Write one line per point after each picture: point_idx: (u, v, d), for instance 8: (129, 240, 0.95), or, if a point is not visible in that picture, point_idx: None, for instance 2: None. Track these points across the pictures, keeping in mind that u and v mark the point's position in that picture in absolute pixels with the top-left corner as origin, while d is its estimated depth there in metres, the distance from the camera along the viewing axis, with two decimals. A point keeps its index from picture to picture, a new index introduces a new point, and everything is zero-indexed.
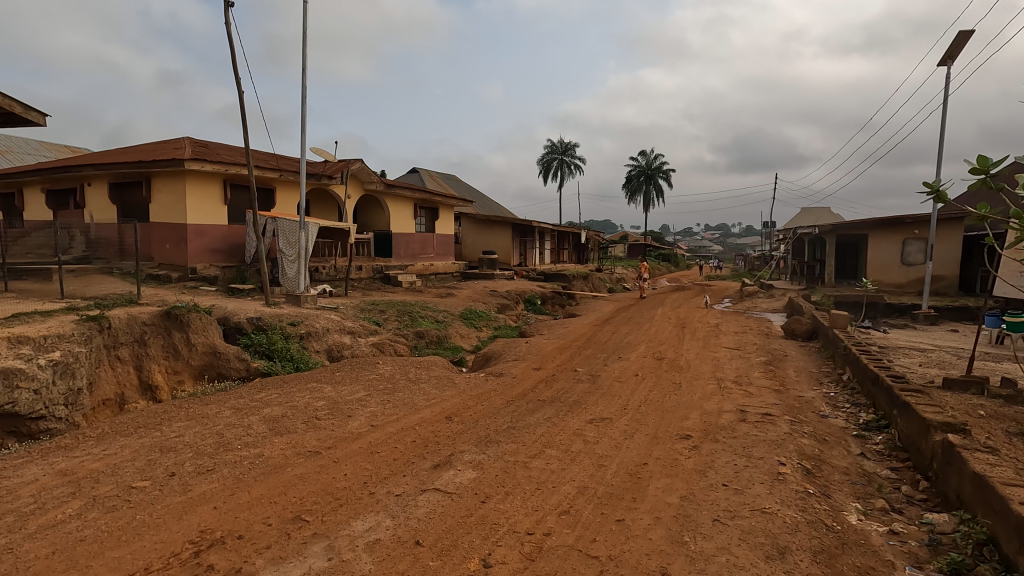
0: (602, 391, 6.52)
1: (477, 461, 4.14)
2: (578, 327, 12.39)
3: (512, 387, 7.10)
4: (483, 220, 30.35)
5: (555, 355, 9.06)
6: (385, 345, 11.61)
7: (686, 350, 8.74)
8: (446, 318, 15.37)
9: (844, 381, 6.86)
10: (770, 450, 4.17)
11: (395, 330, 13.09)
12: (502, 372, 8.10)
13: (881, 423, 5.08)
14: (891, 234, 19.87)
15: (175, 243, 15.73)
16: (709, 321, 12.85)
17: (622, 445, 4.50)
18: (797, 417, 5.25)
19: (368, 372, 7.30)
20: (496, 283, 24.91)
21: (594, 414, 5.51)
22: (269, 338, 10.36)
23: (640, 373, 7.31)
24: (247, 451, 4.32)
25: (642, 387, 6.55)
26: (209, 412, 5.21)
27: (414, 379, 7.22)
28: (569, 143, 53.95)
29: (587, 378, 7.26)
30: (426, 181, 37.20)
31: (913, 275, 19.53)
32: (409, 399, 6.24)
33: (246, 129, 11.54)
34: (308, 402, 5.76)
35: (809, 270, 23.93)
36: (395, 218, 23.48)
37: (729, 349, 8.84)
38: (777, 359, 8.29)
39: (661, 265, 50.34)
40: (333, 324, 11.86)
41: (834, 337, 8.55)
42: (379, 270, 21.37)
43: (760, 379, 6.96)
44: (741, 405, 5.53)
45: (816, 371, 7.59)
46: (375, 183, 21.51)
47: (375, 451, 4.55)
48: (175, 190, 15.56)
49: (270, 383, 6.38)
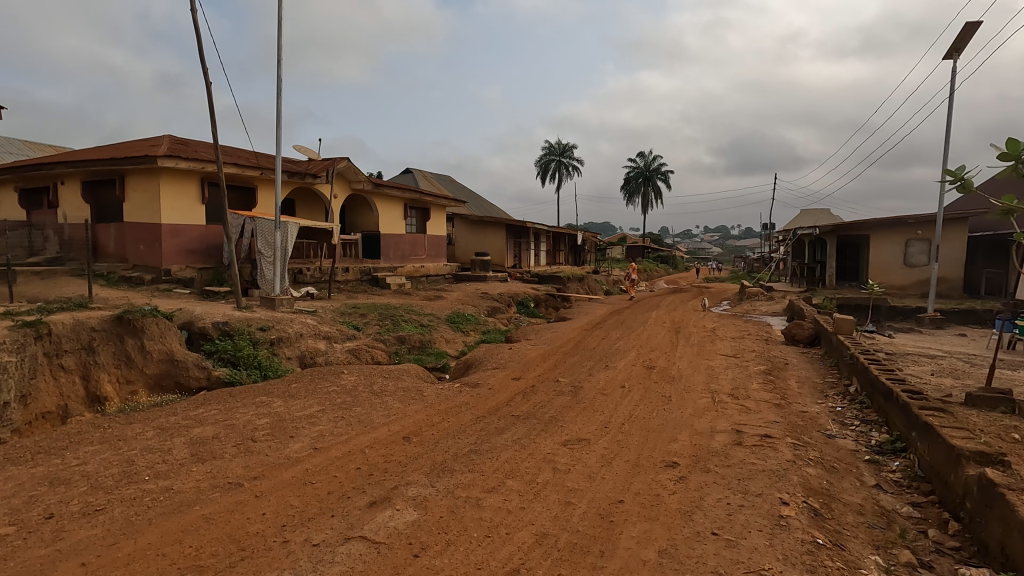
0: (583, 406, 5.88)
1: (422, 497, 3.49)
2: (568, 332, 11.74)
3: (486, 400, 6.45)
4: (476, 221, 29.71)
5: (539, 363, 8.41)
6: (361, 352, 10.95)
7: (679, 358, 8.08)
8: (431, 322, 14.75)
9: (851, 393, 6.21)
10: (769, 484, 3.53)
11: (375, 335, 12.46)
12: (479, 382, 7.45)
13: (897, 447, 4.44)
14: (893, 234, 19.25)
15: (149, 243, 15.09)
16: (705, 326, 12.21)
17: (596, 475, 3.85)
18: (801, 438, 4.60)
19: (329, 383, 6.65)
20: (489, 285, 24.24)
21: (569, 434, 4.86)
22: (235, 344, 9.72)
23: (627, 384, 6.64)
24: (154, 484, 3.67)
25: (627, 402, 5.90)
26: (128, 433, 4.56)
27: (379, 390, 6.57)
28: (568, 144, 53.41)
29: (569, 389, 6.61)
30: (420, 181, 36.53)
31: (915, 277, 19.00)
32: (367, 415, 5.59)
33: (215, 121, 10.91)
34: (249, 419, 5.11)
35: (809, 272, 23.31)
36: (383, 219, 22.83)
37: (725, 357, 8.18)
38: (778, 368, 7.63)
39: (660, 267, 49.67)
40: (308, 328, 11.23)
41: (839, 344, 7.91)
42: (366, 272, 20.73)
43: (759, 392, 6.30)
44: (737, 424, 4.88)
45: (821, 382, 6.93)
46: (363, 182, 20.87)
47: (309, 481, 3.90)
48: (149, 188, 14.91)
49: (213, 398, 5.73)
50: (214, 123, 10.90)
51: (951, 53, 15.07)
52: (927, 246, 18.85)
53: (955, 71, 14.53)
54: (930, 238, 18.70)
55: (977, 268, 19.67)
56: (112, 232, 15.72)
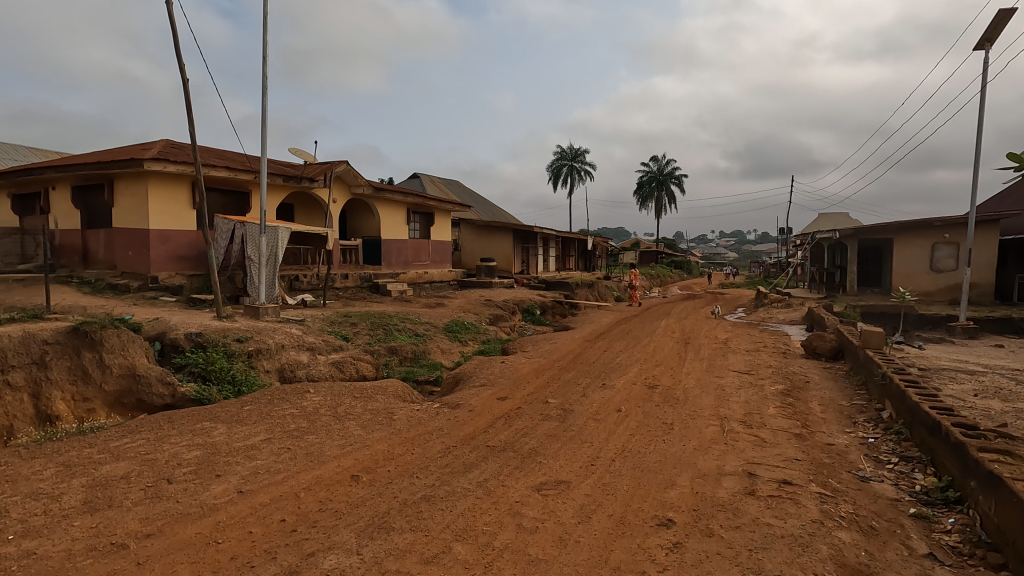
0: (570, 435, 5.08)
1: (339, 571, 2.73)
2: (569, 343, 10.94)
3: (462, 426, 5.67)
4: (482, 226, 29.06)
5: (530, 380, 7.64)
6: (346, 363, 10.27)
7: (686, 376, 7.23)
8: (427, 331, 14.05)
9: (884, 422, 5.32)
10: (788, 559, 2.72)
11: (364, 346, 11.80)
12: (460, 402, 6.68)
13: (950, 497, 3.58)
14: (919, 237, 18.15)
15: (137, 249, 14.59)
16: (717, 336, 11.36)
17: (568, 538, 3.06)
18: (828, 483, 3.76)
19: (287, 405, 5.92)
20: (494, 291, 23.55)
21: (546, 474, 4.07)
22: (208, 357, 9.09)
23: (624, 408, 5.81)
24: (17, 547, 2.96)
25: (621, 431, 5.08)
26: (24, 472, 3.89)
27: (343, 413, 5.82)
28: (580, 149, 52.72)
29: (556, 414, 5.80)
30: (427, 186, 35.98)
31: (942, 283, 17.88)
32: (318, 446, 4.84)
33: (194, 120, 10.35)
34: (175, 452, 4.40)
35: (828, 277, 22.20)
36: (385, 224, 22.21)
37: (738, 374, 7.31)
38: (798, 387, 6.74)
39: (673, 273, 48.63)
40: (291, 339, 10.62)
41: (867, 359, 7.00)
42: (367, 278, 20.17)
43: (776, 417, 5.44)
44: (751, 464, 4.04)
45: (847, 406, 6.05)
46: (363, 185, 20.29)
47: (214, 541, 3.16)
48: (137, 193, 14.43)
49: (146, 425, 5.04)
50: (192, 122, 10.35)
51: (982, 44, 14.08)
52: (955, 249, 17.71)
53: (986, 62, 13.54)
54: (959, 241, 17.57)
55: (1009, 274, 18.56)
56: (101, 238, 15.26)
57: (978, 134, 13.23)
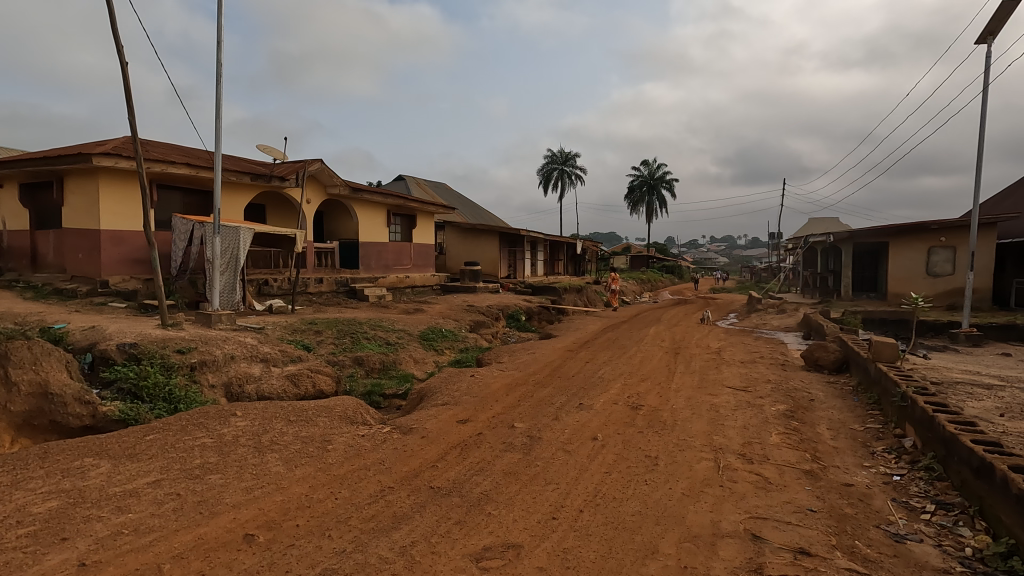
0: (533, 473, 4.17)
1: None
2: (549, 353, 10.05)
3: (407, 459, 4.74)
4: (468, 228, 28.17)
5: (499, 398, 6.74)
6: (302, 377, 9.27)
7: (674, 394, 6.36)
8: (400, 339, 13.09)
9: (909, 453, 4.47)
10: None
11: (327, 356, 10.85)
12: (413, 427, 5.75)
13: (1015, 570, 2.73)
14: (915, 241, 17.44)
15: (87, 252, 13.52)
16: (709, 346, 10.53)
17: None
18: (856, 552, 2.89)
19: (202, 433, 4.97)
20: (478, 296, 22.65)
21: (493, 534, 3.17)
22: (142, 371, 8.09)
23: (601, 436, 4.92)
24: None
25: (594, 468, 4.18)
26: None
27: (265, 443, 4.88)
28: (570, 152, 52.03)
29: (522, 443, 4.89)
30: (412, 189, 35.05)
31: (941, 288, 17.10)
32: (216, 492, 3.86)
33: (133, 108, 9.39)
34: (22, 506, 3.45)
35: (821, 282, 21.55)
36: (363, 226, 21.25)
37: (734, 391, 6.44)
38: (802, 408, 5.87)
39: (665, 278, 48.00)
40: (243, 350, 9.66)
41: (880, 375, 6.14)
42: (343, 282, 19.28)
43: (781, 447, 4.56)
44: (753, 522, 3.18)
45: (861, 431, 5.19)
46: (338, 186, 19.36)
47: None
48: (87, 190, 13.39)
49: (12, 464, 4.08)
50: (132, 111, 9.38)
51: (984, 37, 13.43)
52: (952, 253, 16.97)
53: (988, 57, 12.89)
54: (956, 245, 16.87)
55: (1006, 278, 17.96)
56: (51, 240, 14.18)
57: (980, 131, 12.55)
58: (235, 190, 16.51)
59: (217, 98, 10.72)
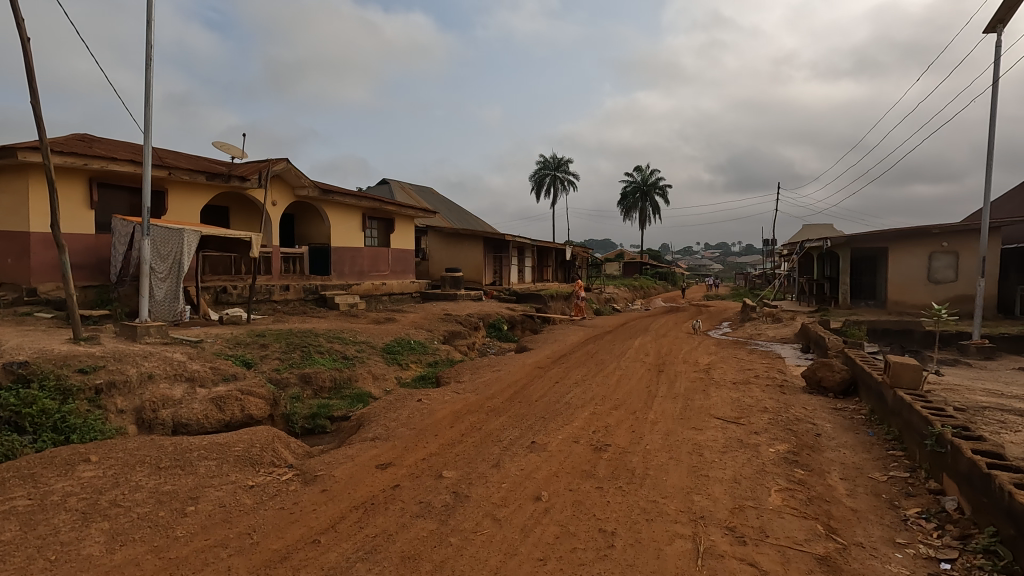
0: (439, 561, 2.99)
1: None
2: (516, 371, 8.86)
3: (285, 530, 3.55)
4: (450, 233, 27.00)
5: (440, 433, 5.54)
6: (229, 400, 8.01)
7: (649, 428, 5.19)
8: (360, 352, 11.88)
9: (956, 524, 3.32)
10: None
11: (270, 374, 9.63)
12: (318, 475, 4.55)
13: None
14: (915, 246, 16.42)
15: (17, 256, 12.22)
16: (697, 362, 9.38)
17: None
18: None
19: (18, 494, 3.74)
20: (458, 304, 21.47)
21: None
22: (29, 396, 6.83)
23: (545, 494, 3.75)
24: None
25: (524, 553, 3.00)
26: None
27: (99, 507, 3.66)
28: (562, 158, 51.06)
29: (442, 505, 3.70)
30: (396, 193, 33.87)
31: (943, 295, 16.12)
32: None
33: (38, 90, 8.17)
34: None
35: (817, 288, 20.51)
36: (335, 230, 20.03)
37: (723, 425, 5.26)
38: (807, 448, 4.70)
39: (658, 285, 47.04)
40: (165, 368, 8.43)
41: (902, 406, 4.99)
42: (312, 290, 18.07)
43: (784, 515, 3.39)
44: None
45: (885, 484, 4.03)
46: (307, 186, 18.17)
47: None
48: (17, 189, 12.11)
49: None
50: (37, 93, 8.17)
51: (992, 27, 12.50)
52: (954, 258, 16.00)
53: (998, 47, 11.93)
54: (958, 250, 15.88)
55: (1010, 285, 16.98)
56: None
57: (991, 125, 11.56)
58: (191, 190, 15.25)
59: (146, 84, 9.54)
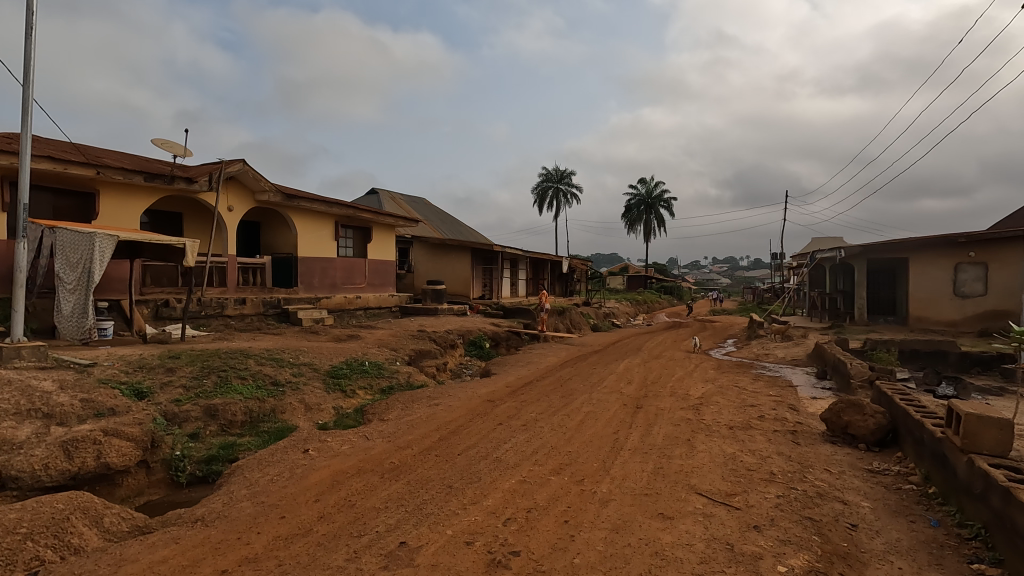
0: None
1: None
2: (461, 406, 7.06)
3: None
4: (437, 244, 25.29)
5: (294, 515, 3.76)
6: (82, 444, 6.20)
7: (591, 515, 3.39)
8: (296, 377, 10.13)
9: None
10: None
11: (166, 406, 7.87)
12: None
13: None
14: (939, 255, 14.49)
15: None
16: (691, 394, 7.52)
17: None
18: None
19: None
20: (438, 320, 19.68)
21: None
22: None
23: None
24: None
25: None
26: None
27: None
28: (565, 170, 49.55)
29: None
30: (385, 203, 32.24)
31: (970, 312, 14.13)
32: None
33: None
34: None
35: (831, 303, 18.58)
36: (303, 238, 18.42)
37: (706, 509, 3.46)
38: (839, 562, 2.90)
39: (663, 300, 44.98)
40: (16, 402, 6.71)
41: (987, 487, 3.17)
42: (274, 305, 16.34)
43: None
44: None
45: None
46: (267, 190, 16.59)
47: None
48: None
49: None
50: None
51: None
52: (983, 270, 13.97)
53: None
54: (988, 261, 13.86)
55: None
56: None
57: None
58: (129, 192, 13.66)
59: (23, 60, 7.99)
